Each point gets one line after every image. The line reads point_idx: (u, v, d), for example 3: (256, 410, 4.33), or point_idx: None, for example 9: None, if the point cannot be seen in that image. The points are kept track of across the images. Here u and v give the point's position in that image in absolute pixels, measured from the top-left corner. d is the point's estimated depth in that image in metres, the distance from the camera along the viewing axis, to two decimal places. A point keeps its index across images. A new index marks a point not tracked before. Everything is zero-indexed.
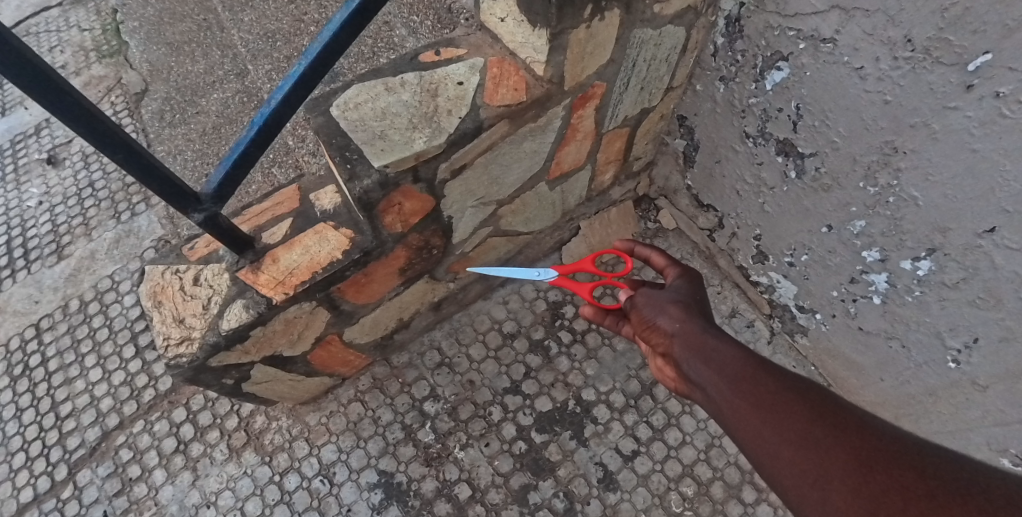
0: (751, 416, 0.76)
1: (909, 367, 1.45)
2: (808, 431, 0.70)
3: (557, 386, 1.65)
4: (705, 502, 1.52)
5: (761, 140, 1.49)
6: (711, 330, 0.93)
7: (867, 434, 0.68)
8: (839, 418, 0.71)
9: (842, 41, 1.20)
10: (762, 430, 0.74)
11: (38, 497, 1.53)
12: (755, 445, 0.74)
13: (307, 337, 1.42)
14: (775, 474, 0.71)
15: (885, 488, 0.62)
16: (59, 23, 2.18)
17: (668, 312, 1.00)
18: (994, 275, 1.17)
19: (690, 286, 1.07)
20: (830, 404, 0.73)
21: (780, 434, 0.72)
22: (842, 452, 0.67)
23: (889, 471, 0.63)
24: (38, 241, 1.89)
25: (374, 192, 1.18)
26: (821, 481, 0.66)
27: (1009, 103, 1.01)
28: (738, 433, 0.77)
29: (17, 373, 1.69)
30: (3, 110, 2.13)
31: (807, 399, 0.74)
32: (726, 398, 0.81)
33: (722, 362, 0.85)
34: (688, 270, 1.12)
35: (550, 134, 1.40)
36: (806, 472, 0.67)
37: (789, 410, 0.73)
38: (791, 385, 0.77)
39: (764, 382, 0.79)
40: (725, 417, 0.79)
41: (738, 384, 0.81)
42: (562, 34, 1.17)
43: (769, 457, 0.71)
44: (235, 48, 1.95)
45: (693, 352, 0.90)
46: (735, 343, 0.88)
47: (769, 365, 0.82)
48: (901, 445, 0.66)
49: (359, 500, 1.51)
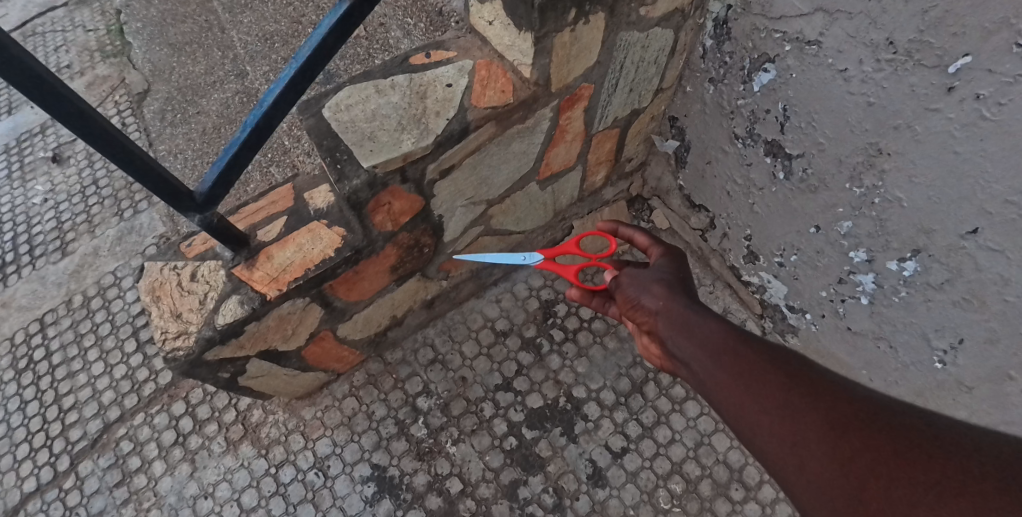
0: (732, 387, 0.78)
1: (896, 367, 1.45)
2: (786, 399, 0.72)
3: (547, 383, 1.67)
4: (693, 499, 1.54)
5: (750, 141, 1.50)
6: (693, 306, 0.94)
7: (841, 399, 0.70)
8: (815, 385, 0.72)
9: (826, 43, 1.20)
10: (743, 401, 0.75)
11: (41, 487, 1.58)
12: (736, 416, 0.76)
13: (301, 333, 1.45)
14: (754, 443, 0.72)
15: (857, 451, 0.65)
16: (64, 24, 2.23)
17: (652, 290, 1.01)
18: (978, 276, 1.17)
19: (673, 263, 1.09)
20: (807, 371, 0.75)
21: (760, 404, 0.74)
22: (817, 418, 0.69)
23: (860, 434, 0.66)
24: (44, 237, 1.94)
25: (362, 193, 1.20)
26: (796, 448, 0.68)
27: (989, 106, 1.02)
28: (720, 405, 0.79)
29: (22, 367, 1.74)
30: (11, 109, 2.18)
31: (785, 368, 0.76)
32: (708, 371, 0.83)
33: (705, 337, 0.87)
34: (672, 249, 1.13)
35: (538, 135, 1.42)
36: (783, 439, 0.69)
37: (768, 380, 0.75)
38: (770, 354, 0.79)
39: (744, 353, 0.80)
40: (709, 392, 0.81)
41: (719, 358, 0.82)
42: (546, 38, 1.19)
43: (749, 427, 0.73)
44: (234, 49, 2.00)
45: (676, 329, 0.92)
46: (717, 318, 0.90)
47: (749, 337, 0.84)
48: (873, 406, 0.68)
49: (352, 493, 1.55)
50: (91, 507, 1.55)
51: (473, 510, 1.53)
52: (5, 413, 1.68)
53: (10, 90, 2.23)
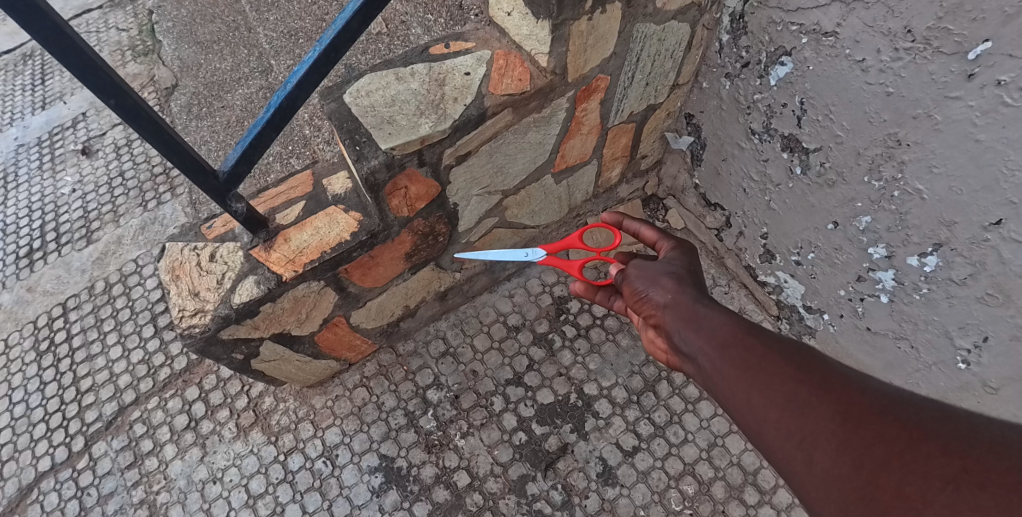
0: (739, 381, 0.76)
1: (918, 368, 1.41)
2: (795, 392, 0.70)
3: (558, 379, 1.66)
4: (705, 501, 1.50)
5: (766, 137, 1.49)
6: (702, 299, 0.92)
7: (853, 391, 0.68)
8: (826, 376, 0.71)
9: (843, 34, 1.20)
10: (749, 394, 0.74)
11: (55, 467, 1.60)
12: (743, 410, 0.74)
13: (315, 318, 1.46)
14: (761, 437, 0.71)
15: (871, 444, 0.63)
16: (98, 25, 2.31)
17: (661, 284, 0.99)
18: (1002, 270, 1.14)
19: (683, 256, 1.06)
20: (817, 363, 0.73)
21: (767, 397, 0.72)
22: (828, 412, 0.67)
23: (874, 428, 0.64)
24: (70, 226, 1.99)
25: (380, 174, 1.22)
26: (806, 443, 0.67)
27: (1010, 91, 1.00)
28: (725, 398, 0.77)
29: (43, 348, 1.77)
30: (45, 104, 2.26)
31: (794, 359, 0.74)
32: (715, 364, 0.81)
33: (712, 329, 0.85)
34: (681, 242, 1.11)
35: (553, 125, 1.44)
36: (792, 434, 0.68)
37: (777, 372, 0.73)
38: (779, 346, 0.77)
39: (752, 344, 0.78)
40: (716, 385, 0.79)
41: (726, 350, 0.80)
42: (563, 26, 1.21)
43: (756, 420, 0.72)
44: (260, 46, 2.04)
45: (685, 322, 0.90)
46: (725, 310, 0.88)
47: (758, 329, 0.82)
48: (886, 399, 0.67)
49: (359, 483, 1.54)
50: (102, 488, 1.56)
51: (480, 505, 1.51)
52: (25, 394, 1.71)
53: (45, 86, 2.31)
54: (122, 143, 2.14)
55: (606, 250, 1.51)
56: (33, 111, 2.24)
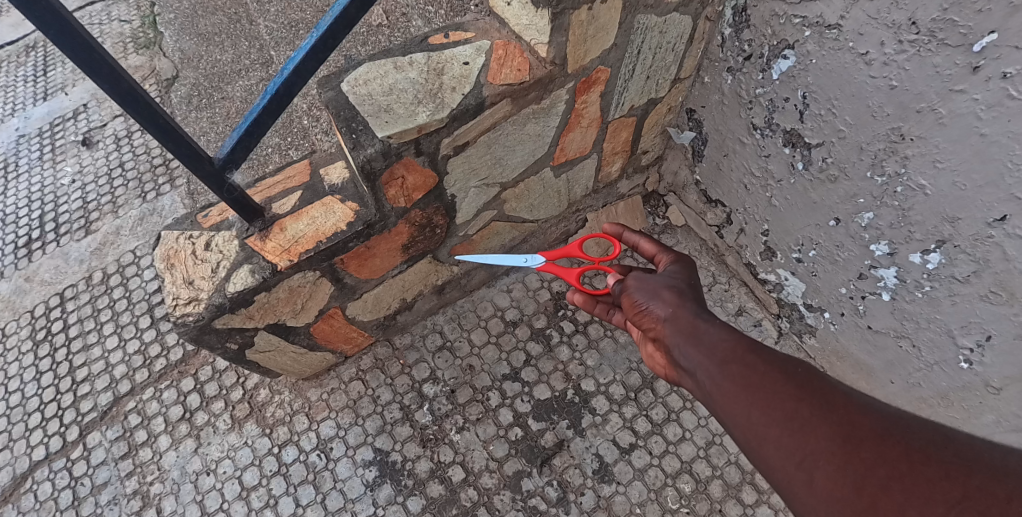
0: (739, 397, 0.74)
1: (919, 368, 1.39)
2: (795, 411, 0.69)
3: (556, 375, 1.65)
4: (702, 500, 1.48)
5: (768, 132, 1.48)
6: (702, 314, 0.90)
7: (854, 411, 0.67)
8: (827, 396, 0.69)
9: (847, 27, 1.18)
10: (749, 411, 0.72)
11: (49, 456, 1.59)
12: (741, 426, 0.72)
13: (311, 309, 1.45)
14: (761, 455, 0.69)
15: (872, 466, 0.62)
16: (101, 17, 2.32)
17: (662, 297, 0.96)
18: (1006, 267, 1.12)
19: (683, 269, 1.04)
20: (818, 383, 0.72)
21: (767, 415, 0.70)
22: (830, 431, 0.66)
23: (875, 450, 0.63)
24: (69, 216, 1.98)
25: (376, 162, 1.21)
26: (806, 462, 0.65)
27: (1016, 84, 0.99)
28: (724, 415, 0.75)
29: (39, 338, 1.77)
30: (46, 95, 2.26)
31: (795, 378, 0.73)
32: (714, 378, 0.79)
33: (712, 344, 0.83)
34: (681, 255, 1.08)
35: (553, 117, 1.42)
36: (793, 453, 0.66)
37: (778, 391, 0.72)
38: (781, 364, 0.75)
39: (753, 361, 0.77)
40: (714, 401, 0.77)
41: (726, 365, 0.78)
42: (562, 15, 1.19)
43: (755, 438, 0.70)
44: (261, 38, 2.03)
45: (684, 336, 0.87)
46: (726, 326, 0.85)
47: (759, 346, 0.80)
48: (887, 421, 0.66)
49: (354, 476, 1.53)
50: (96, 477, 1.55)
51: (474, 500, 1.49)
52: (20, 383, 1.70)
53: (48, 78, 2.31)
54: (122, 135, 2.14)
55: (605, 259, 1.49)
56: (35, 102, 2.24)
